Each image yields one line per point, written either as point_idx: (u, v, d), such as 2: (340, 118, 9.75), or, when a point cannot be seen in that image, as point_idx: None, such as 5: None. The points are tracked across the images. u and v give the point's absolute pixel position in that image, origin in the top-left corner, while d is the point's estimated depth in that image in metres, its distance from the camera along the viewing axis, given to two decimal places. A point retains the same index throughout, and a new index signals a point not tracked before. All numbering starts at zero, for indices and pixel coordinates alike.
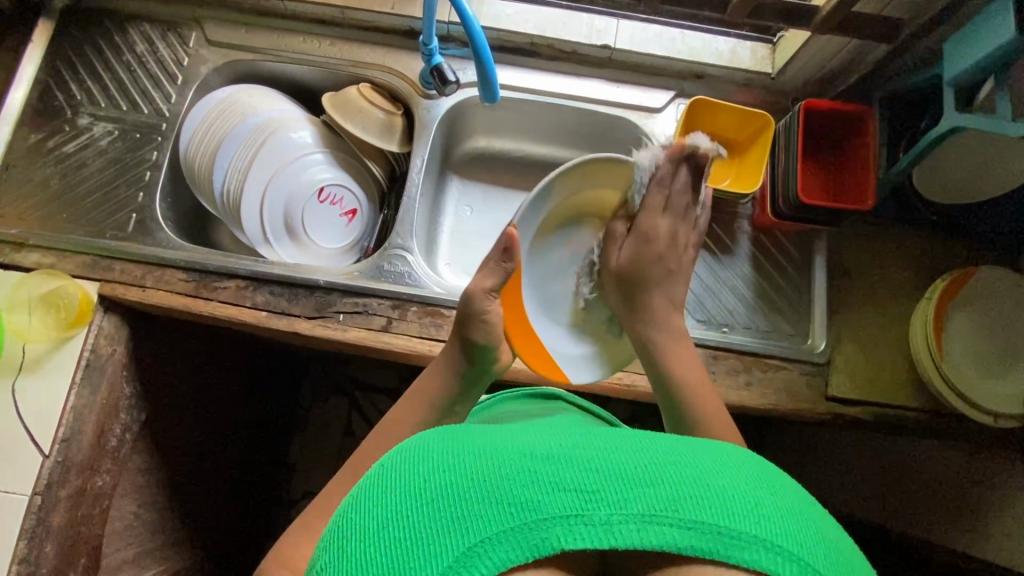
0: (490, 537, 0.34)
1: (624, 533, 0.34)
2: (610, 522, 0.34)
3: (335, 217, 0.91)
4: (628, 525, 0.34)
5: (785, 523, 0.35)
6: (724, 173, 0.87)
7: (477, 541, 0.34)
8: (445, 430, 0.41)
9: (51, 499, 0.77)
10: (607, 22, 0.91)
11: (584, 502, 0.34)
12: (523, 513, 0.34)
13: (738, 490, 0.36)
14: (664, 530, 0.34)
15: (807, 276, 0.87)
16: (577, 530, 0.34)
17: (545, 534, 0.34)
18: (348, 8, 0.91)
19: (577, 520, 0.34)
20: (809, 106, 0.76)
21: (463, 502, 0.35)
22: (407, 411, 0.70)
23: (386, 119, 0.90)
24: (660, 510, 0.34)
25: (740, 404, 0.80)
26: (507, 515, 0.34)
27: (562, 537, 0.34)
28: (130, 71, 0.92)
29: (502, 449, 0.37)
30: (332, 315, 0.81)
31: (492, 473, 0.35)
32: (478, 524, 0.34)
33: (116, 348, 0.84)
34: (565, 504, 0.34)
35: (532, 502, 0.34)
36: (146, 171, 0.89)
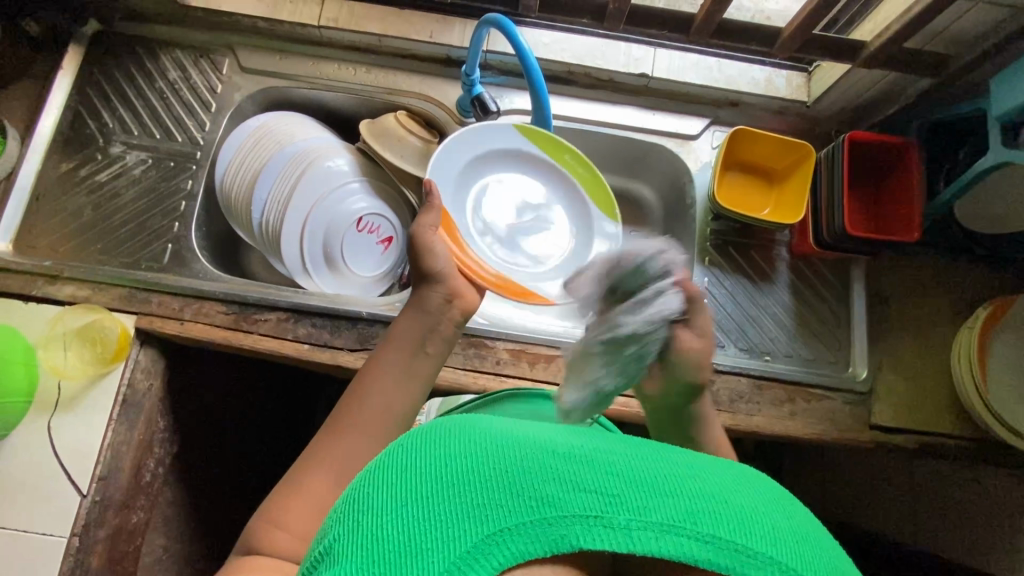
0: (508, 529, 0.33)
1: (643, 538, 0.33)
2: (629, 528, 0.33)
3: (370, 238, 0.90)
4: (647, 531, 0.33)
5: (795, 548, 0.35)
6: (763, 201, 0.88)
7: (493, 532, 0.33)
8: (464, 416, 0.41)
9: (88, 540, 0.75)
10: (644, 51, 0.91)
11: (604, 503, 0.34)
12: (543, 509, 0.33)
13: (754, 514, 0.36)
14: (680, 541, 0.33)
15: (846, 304, 0.87)
16: (596, 531, 0.33)
17: (565, 532, 0.33)
18: (385, 36, 0.90)
19: (597, 521, 0.33)
20: (854, 138, 0.77)
21: (482, 490, 0.34)
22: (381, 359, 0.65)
23: (423, 147, 0.90)
24: (679, 521, 0.34)
25: (786, 434, 0.80)
26: (525, 508, 0.33)
27: (580, 537, 0.33)
28: (162, 98, 0.91)
29: (526, 445, 0.37)
30: (375, 347, 0.80)
31: (513, 466, 0.35)
32: (495, 514, 0.33)
33: (152, 382, 0.82)
34: (585, 504, 0.34)
35: (553, 499, 0.33)
36: (181, 201, 0.87)
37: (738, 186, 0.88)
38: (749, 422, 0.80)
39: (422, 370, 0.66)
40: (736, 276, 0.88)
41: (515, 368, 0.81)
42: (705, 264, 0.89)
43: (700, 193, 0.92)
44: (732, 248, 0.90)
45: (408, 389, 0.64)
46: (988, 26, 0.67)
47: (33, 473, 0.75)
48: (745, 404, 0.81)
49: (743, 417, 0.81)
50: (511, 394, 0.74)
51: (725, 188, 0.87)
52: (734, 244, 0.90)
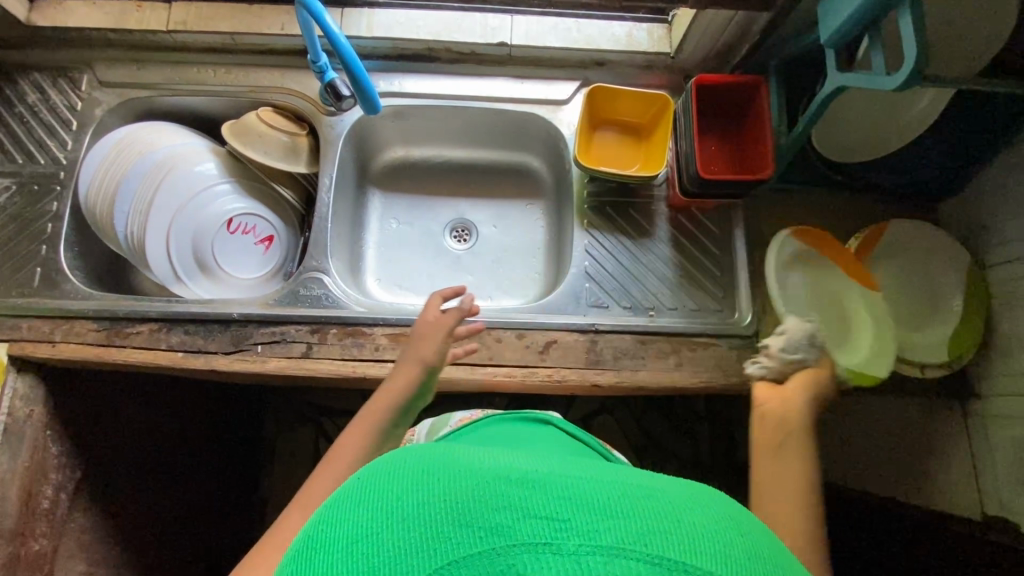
0: (448, 564, 0.27)
1: (593, 566, 0.27)
2: (581, 556, 0.27)
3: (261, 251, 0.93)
4: (600, 558, 0.27)
5: None
6: (634, 156, 0.86)
7: (431, 570, 0.27)
8: (418, 452, 0.36)
9: None
10: (501, 19, 0.90)
11: (555, 530, 0.28)
12: (490, 539, 0.27)
13: (723, 543, 0.30)
14: (634, 566, 0.27)
15: (729, 249, 0.87)
16: (545, 563, 0.27)
17: (509, 562, 0.27)
18: (237, 33, 0.88)
19: (545, 550, 0.27)
20: (701, 81, 0.76)
21: (421, 521, 0.29)
22: (377, 405, 0.68)
23: (290, 141, 0.89)
24: (632, 543, 0.28)
25: (673, 386, 0.80)
26: (469, 539, 0.28)
27: (527, 569, 0.27)
28: (23, 123, 0.90)
29: (472, 469, 0.32)
30: (250, 347, 0.80)
31: (461, 491, 0.30)
32: (438, 547, 0.28)
33: (34, 408, 0.82)
34: (533, 530, 0.28)
35: (496, 525, 0.28)
36: (48, 223, 0.86)
37: (608, 145, 0.87)
38: (634, 378, 0.80)
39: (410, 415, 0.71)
40: (615, 236, 0.87)
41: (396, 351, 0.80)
42: (585, 227, 0.88)
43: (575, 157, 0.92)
44: (610, 208, 0.88)
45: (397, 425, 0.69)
46: None
47: None
48: (630, 360, 0.81)
49: (629, 373, 0.80)
50: (499, 416, 0.80)
51: (590, 147, 0.86)
52: (612, 204, 0.89)
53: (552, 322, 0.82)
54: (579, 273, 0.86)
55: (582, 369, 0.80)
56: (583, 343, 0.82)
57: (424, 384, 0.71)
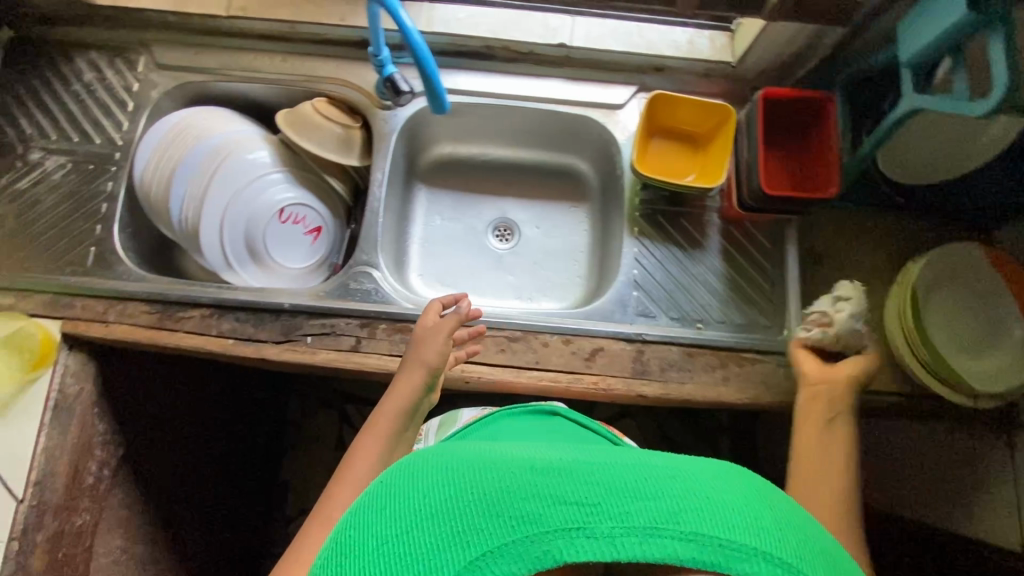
0: (494, 550, 0.35)
1: (626, 545, 0.35)
2: (611, 535, 0.35)
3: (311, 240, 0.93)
4: (630, 537, 0.35)
5: (771, 530, 0.37)
6: (690, 165, 0.85)
7: (483, 553, 0.35)
8: (447, 455, 0.44)
9: (29, 544, 0.77)
10: (562, 19, 0.89)
11: (585, 515, 0.36)
12: (527, 526, 0.36)
13: (732, 507, 0.38)
14: (666, 542, 0.35)
15: (779, 265, 0.86)
16: (580, 543, 0.35)
17: (547, 547, 0.35)
18: (296, 22, 0.88)
19: (579, 533, 0.35)
20: (767, 95, 0.74)
21: (461, 518, 0.37)
22: (387, 414, 0.71)
23: (343, 133, 0.89)
24: (660, 522, 0.36)
25: (718, 400, 0.80)
26: (510, 528, 0.36)
27: (564, 550, 0.35)
28: (79, 101, 0.90)
29: (504, 469, 0.40)
30: (300, 338, 0.80)
31: (495, 489, 0.38)
32: (481, 537, 0.36)
33: (84, 385, 0.83)
34: (567, 516, 0.36)
35: (534, 516, 0.36)
36: (102, 203, 0.87)
37: (664, 153, 0.86)
38: (680, 390, 0.80)
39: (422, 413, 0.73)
40: (666, 245, 0.87)
41: None
42: (635, 235, 0.87)
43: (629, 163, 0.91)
44: (661, 217, 0.88)
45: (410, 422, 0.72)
46: None
47: None
48: (676, 372, 0.81)
49: (675, 385, 0.80)
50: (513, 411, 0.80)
51: (647, 154, 0.85)
52: (664, 212, 0.88)
53: (600, 329, 0.82)
54: (627, 281, 0.86)
55: (629, 379, 0.80)
56: (630, 352, 0.81)
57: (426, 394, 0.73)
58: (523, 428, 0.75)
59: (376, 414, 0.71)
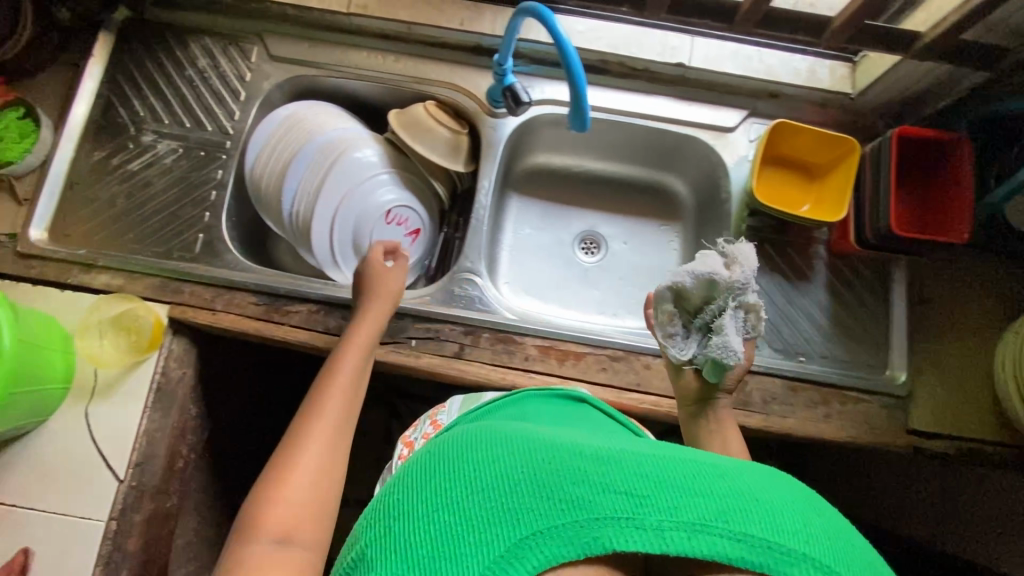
0: (541, 532, 0.36)
1: (673, 539, 0.35)
2: (660, 528, 0.36)
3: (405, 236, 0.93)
4: (680, 531, 0.36)
5: (828, 541, 0.37)
6: (803, 196, 0.85)
7: (529, 534, 0.36)
8: (495, 435, 0.45)
9: (126, 524, 0.77)
10: (681, 39, 0.88)
11: (635, 505, 0.36)
12: (574, 511, 0.36)
13: (782, 509, 0.38)
14: (714, 539, 0.35)
15: (885, 304, 0.85)
16: (628, 532, 0.36)
17: (597, 534, 0.36)
18: (415, 23, 0.88)
19: (628, 523, 0.36)
20: (903, 133, 0.74)
21: (511, 496, 0.38)
22: (344, 365, 0.70)
23: (452, 138, 0.89)
24: (709, 519, 0.36)
25: (819, 437, 0.79)
26: (558, 511, 0.36)
27: (613, 538, 0.36)
28: (192, 86, 0.91)
29: (552, 452, 0.40)
30: (404, 340, 0.81)
31: (543, 471, 0.39)
32: (531, 518, 0.36)
33: (185, 370, 0.83)
34: (614, 505, 0.36)
35: (583, 503, 0.37)
36: (212, 190, 0.88)
37: (776, 181, 0.86)
38: (782, 424, 0.79)
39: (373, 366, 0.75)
40: (771, 275, 0.86)
41: (546, 364, 0.80)
42: None
43: (736, 188, 0.90)
44: (767, 246, 0.87)
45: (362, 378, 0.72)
46: None
47: (73, 458, 0.77)
48: (778, 405, 0.80)
49: (777, 418, 0.79)
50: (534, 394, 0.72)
51: (761, 182, 0.84)
52: (770, 241, 0.87)
53: None
54: None
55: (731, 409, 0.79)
56: None
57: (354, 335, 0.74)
58: (553, 408, 0.65)
59: (331, 364, 0.71)
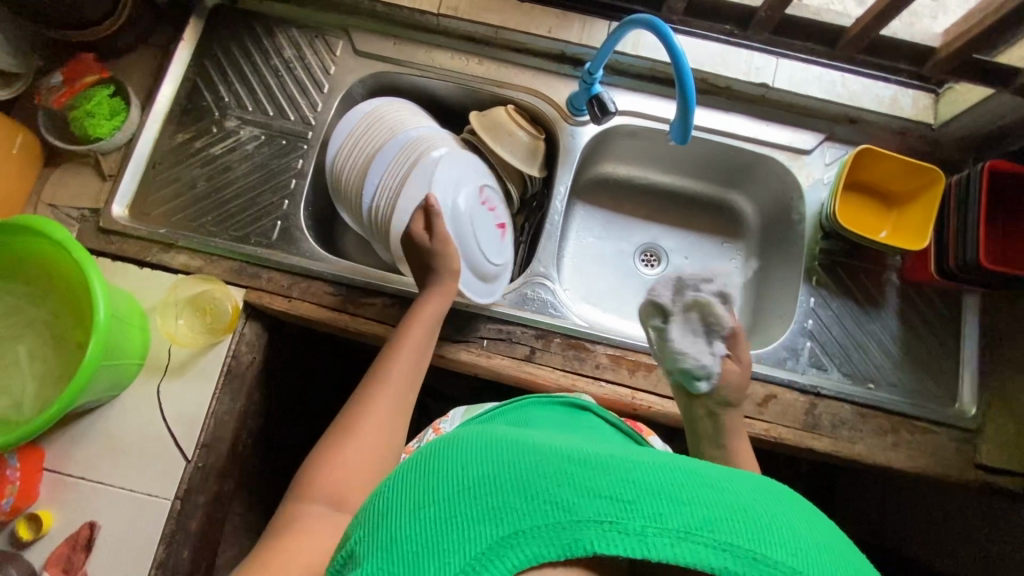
0: (523, 532, 0.33)
1: (656, 545, 0.33)
2: (643, 534, 0.33)
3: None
4: (663, 538, 0.33)
5: (818, 558, 0.35)
6: (880, 223, 0.85)
7: (509, 535, 0.33)
8: (482, 430, 0.41)
9: (189, 505, 0.77)
10: (765, 60, 0.88)
11: (620, 510, 0.34)
12: (557, 513, 0.34)
13: (771, 520, 0.35)
14: (697, 548, 0.33)
15: (956, 336, 0.85)
16: (611, 537, 0.33)
17: (577, 536, 0.33)
18: (503, 28, 0.89)
19: (610, 527, 0.33)
20: (994, 167, 0.74)
21: (499, 494, 0.35)
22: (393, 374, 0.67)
23: (531, 143, 0.90)
24: (695, 527, 0.34)
25: (888, 465, 0.78)
26: (540, 512, 0.34)
27: (595, 542, 0.33)
28: (277, 76, 0.92)
29: (536, 452, 0.37)
30: (476, 340, 0.81)
31: (529, 470, 0.36)
32: (513, 516, 0.34)
33: (255, 355, 0.84)
34: (600, 510, 0.34)
35: (567, 505, 0.34)
36: (291, 179, 0.89)
37: (853, 205, 0.86)
38: (851, 449, 0.79)
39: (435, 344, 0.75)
40: (843, 299, 0.86)
41: (616, 373, 0.80)
42: (812, 284, 0.87)
43: (810, 211, 0.90)
44: (841, 270, 0.87)
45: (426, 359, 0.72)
46: None
47: (143, 434, 0.77)
48: (847, 431, 0.80)
49: (845, 444, 0.79)
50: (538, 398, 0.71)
51: (841, 206, 0.85)
52: (843, 265, 0.87)
53: (775, 375, 0.81)
54: (800, 330, 0.85)
55: (799, 431, 0.79)
56: (802, 404, 0.80)
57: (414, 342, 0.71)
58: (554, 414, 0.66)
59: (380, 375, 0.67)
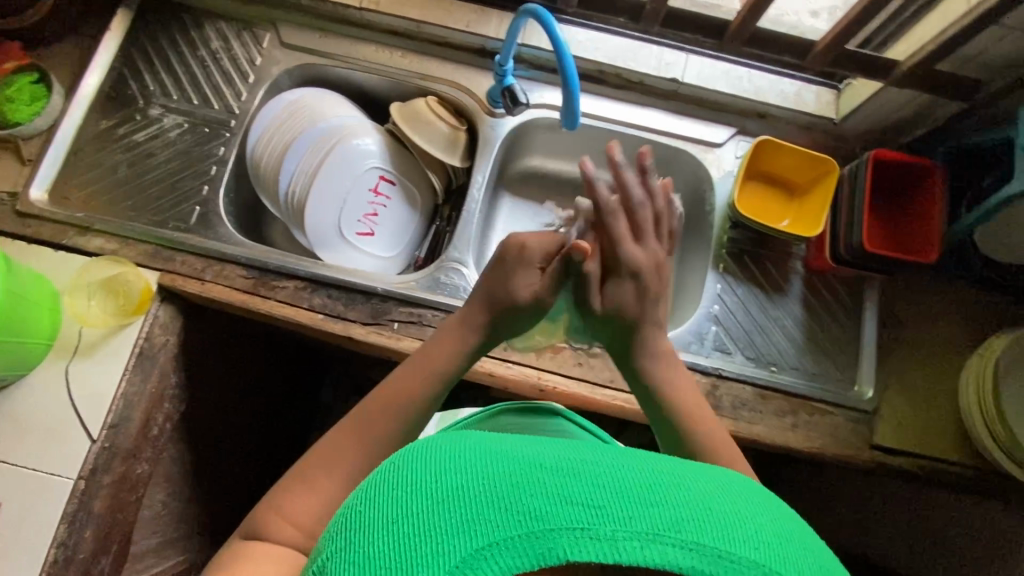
0: (491, 546, 0.29)
1: (627, 549, 0.29)
2: (615, 538, 0.29)
3: (394, 201, 0.93)
4: (635, 542, 0.29)
5: (792, 552, 0.31)
6: (782, 213, 0.89)
7: (476, 551, 0.29)
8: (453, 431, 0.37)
9: (94, 485, 0.77)
10: (676, 56, 0.91)
11: (592, 513, 0.30)
12: (529, 523, 0.29)
13: (747, 518, 0.32)
14: (672, 551, 0.29)
15: (858, 322, 0.87)
16: (585, 544, 0.29)
17: (550, 545, 0.29)
18: (424, 22, 0.92)
19: (583, 534, 0.29)
20: (879, 156, 0.78)
21: (462, 505, 0.30)
22: (399, 380, 0.64)
23: (451, 134, 0.92)
24: (665, 529, 0.29)
25: (786, 445, 0.81)
26: (510, 524, 0.29)
27: (568, 550, 0.29)
28: (203, 66, 0.94)
29: (502, 457, 0.32)
30: (387, 323, 0.82)
31: (495, 476, 0.31)
32: (480, 530, 0.29)
33: (169, 337, 0.84)
34: (570, 515, 0.29)
35: (535, 513, 0.30)
36: (212, 165, 0.90)
37: (757, 196, 0.89)
38: (750, 430, 0.81)
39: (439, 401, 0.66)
40: (748, 285, 0.89)
41: (524, 355, 0.82)
42: (719, 272, 0.89)
43: (720, 202, 0.92)
44: (747, 258, 0.89)
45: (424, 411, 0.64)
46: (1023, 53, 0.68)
47: (48, 414, 0.77)
48: (747, 412, 0.82)
49: (745, 424, 0.81)
50: (512, 408, 0.75)
51: (745, 196, 0.88)
52: (750, 254, 0.90)
53: (678, 358, 0.83)
54: (706, 315, 0.87)
55: None
56: (704, 386, 0.83)
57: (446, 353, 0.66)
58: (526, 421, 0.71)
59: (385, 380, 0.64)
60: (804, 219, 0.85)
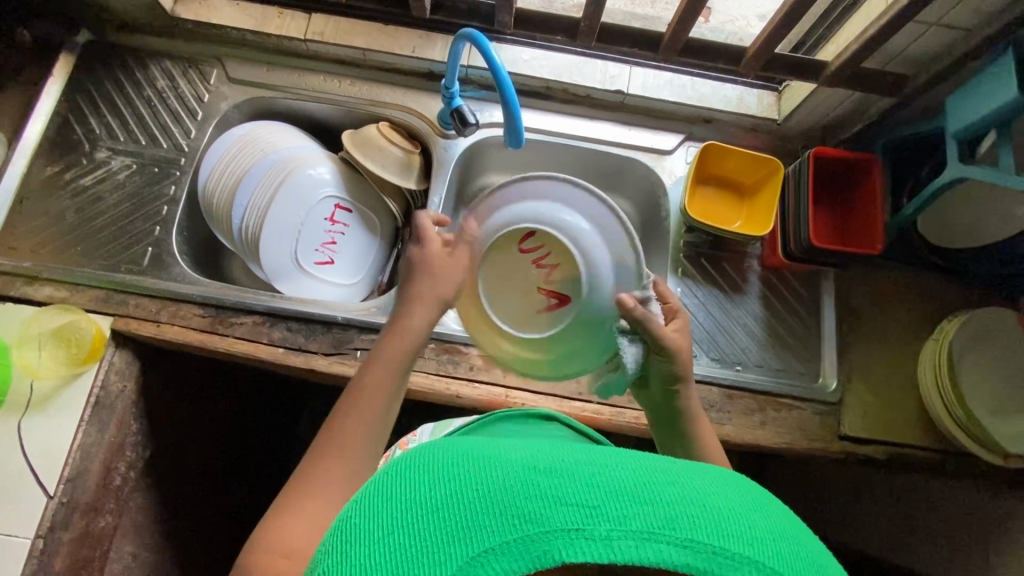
0: (489, 550, 0.29)
1: (624, 548, 0.28)
2: (610, 538, 0.28)
3: (352, 227, 0.93)
4: (628, 540, 0.28)
5: (779, 548, 0.30)
6: (735, 214, 0.91)
7: (474, 554, 0.29)
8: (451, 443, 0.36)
9: (53, 543, 0.74)
10: (620, 68, 0.93)
11: (585, 515, 0.29)
12: (523, 527, 0.29)
13: (734, 515, 0.31)
14: (664, 549, 0.28)
15: (816, 315, 0.88)
16: (578, 544, 0.28)
17: (546, 548, 0.28)
18: (369, 50, 0.92)
19: (577, 534, 0.29)
20: (818, 154, 0.80)
21: (463, 512, 0.30)
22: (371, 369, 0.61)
23: (404, 157, 0.92)
24: (660, 527, 0.29)
25: (756, 443, 0.81)
26: (507, 526, 0.29)
27: (562, 551, 0.28)
28: (150, 106, 0.93)
29: (496, 466, 0.32)
30: (350, 351, 0.81)
31: (493, 484, 0.31)
32: (478, 535, 0.29)
33: (126, 384, 0.82)
34: (565, 517, 0.29)
35: (531, 515, 0.29)
36: (163, 206, 0.89)
37: (710, 199, 0.91)
38: (720, 431, 0.81)
39: (408, 386, 0.63)
40: (707, 287, 0.90)
41: (490, 373, 0.82)
42: (678, 276, 0.91)
43: (674, 208, 0.93)
44: (704, 260, 0.91)
45: (400, 395, 0.62)
46: (940, 46, 0.71)
47: None
48: (716, 413, 0.82)
49: (714, 426, 0.81)
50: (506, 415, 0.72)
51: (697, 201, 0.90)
52: (707, 256, 0.91)
53: None
54: None
55: None
56: None
57: (417, 344, 0.62)
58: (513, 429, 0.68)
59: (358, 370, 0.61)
60: (759, 217, 0.87)
